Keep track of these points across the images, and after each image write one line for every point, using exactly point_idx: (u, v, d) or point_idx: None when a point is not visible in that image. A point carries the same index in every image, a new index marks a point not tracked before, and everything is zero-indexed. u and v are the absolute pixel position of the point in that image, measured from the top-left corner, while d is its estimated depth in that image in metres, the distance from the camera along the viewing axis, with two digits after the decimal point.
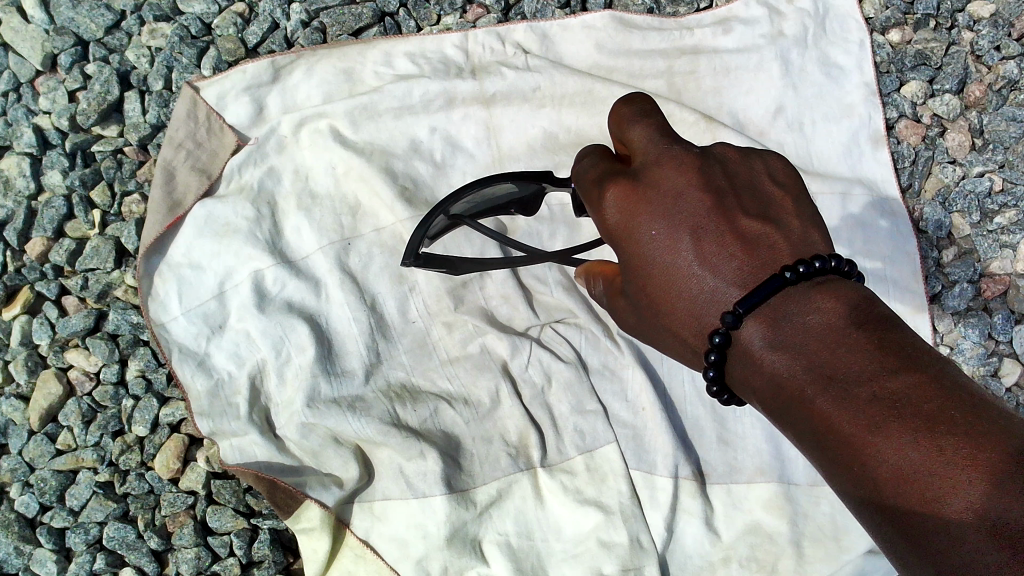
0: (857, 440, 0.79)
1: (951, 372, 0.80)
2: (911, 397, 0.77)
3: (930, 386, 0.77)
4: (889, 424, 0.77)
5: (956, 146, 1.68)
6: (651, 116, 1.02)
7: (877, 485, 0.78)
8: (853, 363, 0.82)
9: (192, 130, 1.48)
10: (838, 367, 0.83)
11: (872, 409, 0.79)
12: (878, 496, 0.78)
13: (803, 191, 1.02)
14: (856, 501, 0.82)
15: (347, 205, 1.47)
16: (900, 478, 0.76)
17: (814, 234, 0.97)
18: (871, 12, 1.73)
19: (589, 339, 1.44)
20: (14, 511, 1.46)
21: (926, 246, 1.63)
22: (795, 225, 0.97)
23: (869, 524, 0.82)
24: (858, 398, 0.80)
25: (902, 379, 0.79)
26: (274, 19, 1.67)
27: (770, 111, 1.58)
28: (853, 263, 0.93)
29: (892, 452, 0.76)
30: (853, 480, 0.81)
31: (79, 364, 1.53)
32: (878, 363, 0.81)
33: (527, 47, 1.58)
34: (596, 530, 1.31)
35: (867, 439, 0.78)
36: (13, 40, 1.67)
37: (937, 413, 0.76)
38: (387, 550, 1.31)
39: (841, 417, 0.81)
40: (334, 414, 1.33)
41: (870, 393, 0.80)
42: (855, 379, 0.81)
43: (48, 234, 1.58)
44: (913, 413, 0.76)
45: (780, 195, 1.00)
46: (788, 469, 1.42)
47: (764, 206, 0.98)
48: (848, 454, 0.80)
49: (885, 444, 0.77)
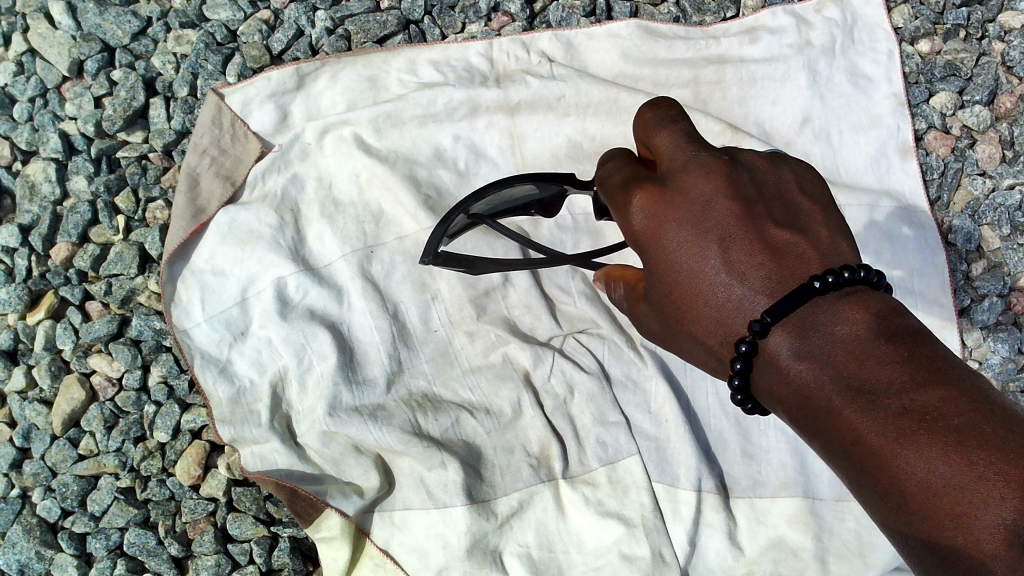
0: (885, 452, 0.78)
1: (981, 386, 0.78)
2: (941, 409, 0.76)
3: (960, 399, 0.76)
4: (918, 436, 0.76)
5: (985, 158, 1.66)
6: (676, 122, 1.01)
7: (905, 498, 0.77)
8: (882, 374, 0.81)
9: (216, 136, 1.49)
10: (866, 379, 0.82)
11: (900, 421, 0.77)
12: (907, 510, 0.77)
13: (831, 201, 1.01)
14: (882, 513, 0.81)
15: (370, 213, 1.47)
16: (929, 493, 0.75)
17: (843, 245, 0.95)
18: (900, 22, 1.70)
19: (612, 350, 1.43)
20: (36, 516, 1.46)
21: (955, 259, 1.61)
22: (823, 235, 0.96)
23: (896, 538, 0.81)
24: (887, 410, 0.79)
25: (931, 391, 0.77)
26: (299, 26, 1.67)
27: (797, 121, 1.56)
28: (882, 274, 0.91)
29: (921, 465, 0.75)
30: (879, 492, 0.80)
31: (102, 370, 1.53)
32: (907, 375, 0.79)
33: (551, 56, 1.57)
34: (618, 543, 1.30)
35: (895, 451, 0.77)
36: (41, 46, 1.68)
37: (967, 427, 0.74)
38: (407, 560, 1.30)
39: (869, 428, 0.80)
40: (355, 422, 1.32)
41: (899, 405, 0.78)
42: (884, 391, 0.80)
43: (72, 239, 1.59)
44: (942, 426, 0.75)
45: (808, 205, 0.98)
46: (813, 483, 1.40)
47: (793, 215, 0.97)
48: (876, 466, 0.79)
49: (913, 456, 0.76)
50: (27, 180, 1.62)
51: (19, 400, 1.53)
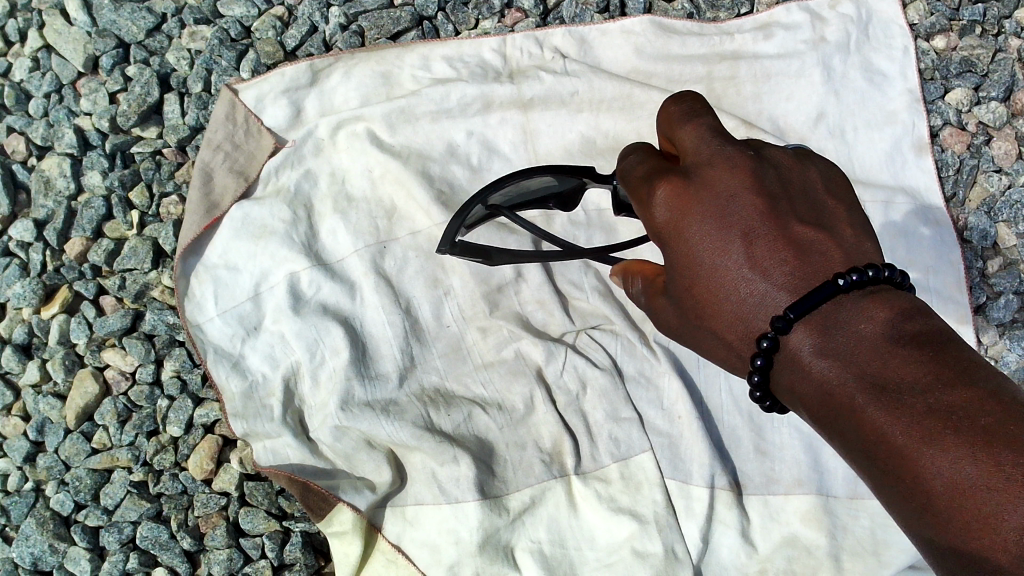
0: (909, 452, 0.78)
1: (1008, 386, 0.77)
2: (967, 409, 0.75)
3: (988, 399, 0.75)
4: (944, 436, 0.75)
5: (1001, 155, 1.65)
6: (701, 116, 1.00)
7: (931, 499, 0.76)
8: (907, 373, 0.80)
9: (230, 131, 1.49)
10: (892, 378, 0.81)
11: (926, 421, 0.77)
12: (931, 509, 0.77)
13: (856, 202, 1.00)
14: (906, 513, 0.81)
15: (383, 208, 1.46)
16: (955, 494, 0.74)
17: (867, 244, 0.95)
18: (915, 18, 1.69)
19: (625, 346, 1.42)
20: (50, 509, 1.47)
21: (971, 256, 1.60)
22: (847, 234, 0.95)
23: (918, 539, 0.80)
24: (913, 409, 0.78)
25: (958, 391, 0.77)
26: (313, 23, 1.67)
27: (811, 117, 1.56)
28: (905, 274, 0.91)
29: (947, 465, 0.75)
30: (903, 492, 0.79)
31: (116, 364, 1.54)
32: (933, 374, 0.79)
33: (565, 52, 1.57)
34: (630, 539, 1.30)
35: (920, 451, 0.77)
36: (57, 42, 1.69)
37: (995, 428, 0.73)
38: (419, 555, 1.30)
39: (894, 427, 0.79)
40: (368, 417, 1.32)
41: (925, 404, 0.78)
42: (909, 390, 0.79)
43: (87, 234, 1.59)
44: (969, 426, 0.74)
45: (833, 205, 0.98)
46: (827, 480, 1.39)
47: (819, 214, 0.96)
48: (900, 465, 0.79)
49: (940, 456, 0.75)
50: (42, 175, 1.63)
51: (33, 393, 1.54)
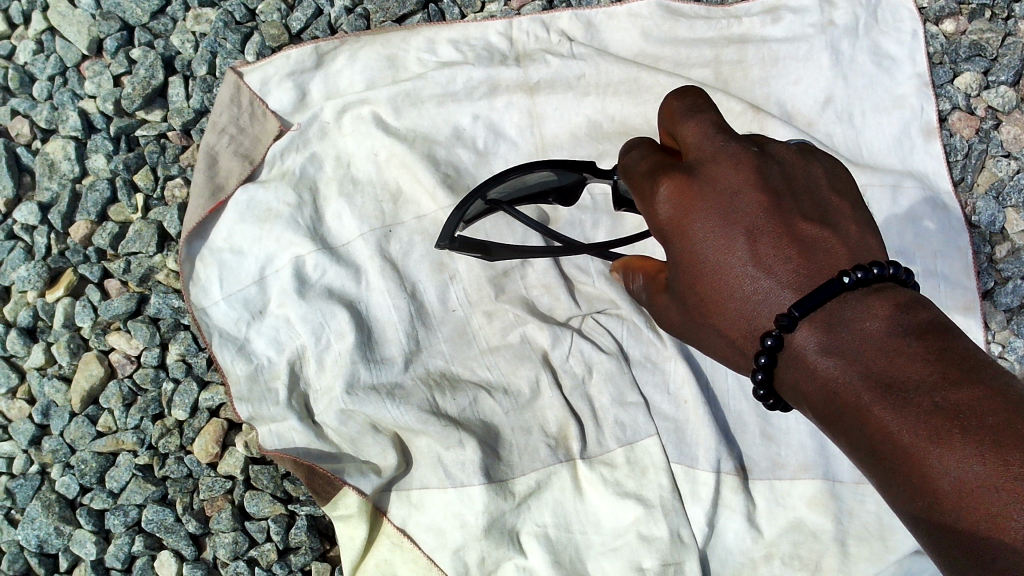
0: (916, 450, 0.77)
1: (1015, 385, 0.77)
2: (974, 408, 0.75)
3: (994, 398, 0.75)
4: (951, 435, 0.75)
5: (1010, 139, 1.65)
6: (703, 112, 0.99)
7: (937, 499, 0.76)
8: (913, 372, 0.80)
9: (235, 114, 1.48)
10: (897, 377, 0.81)
11: (932, 420, 0.76)
12: (938, 509, 0.76)
13: (859, 198, 1.00)
14: (911, 513, 0.80)
15: (389, 191, 1.46)
16: (962, 493, 0.73)
17: (871, 241, 0.94)
18: (924, 2, 1.68)
19: (630, 330, 1.42)
20: (56, 492, 1.47)
21: (978, 241, 1.59)
22: (852, 230, 0.94)
23: (924, 539, 0.80)
24: (919, 408, 0.78)
25: (964, 390, 0.76)
26: (318, 5, 1.66)
27: (819, 101, 1.55)
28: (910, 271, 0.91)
29: (954, 464, 0.74)
30: (910, 492, 0.79)
31: (120, 347, 1.53)
32: (938, 373, 0.78)
33: (571, 35, 1.56)
34: (636, 523, 1.29)
35: (928, 450, 0.76)
36: (60, 24, 1.68)
37: (1002, 427, 0.73)
38: (424, 539, 1.30)
39: (901, 426, 0.79)
40: (373, 401, 1.32)
41: (931, 403, 0.77)
42: (915, 389, 0.79)
43: (91, 217, 1.59)
44: (977, 425, 0.74)
45: (838, 201, 0.97)
46: (833, 466, 1.39)
47: (823, 210, 0.95)
48: (907, 464, 0.78)
49: (947, 455, 0.75)
50: (46, 157, 1.62)
51: (38, 376, 1.54)
